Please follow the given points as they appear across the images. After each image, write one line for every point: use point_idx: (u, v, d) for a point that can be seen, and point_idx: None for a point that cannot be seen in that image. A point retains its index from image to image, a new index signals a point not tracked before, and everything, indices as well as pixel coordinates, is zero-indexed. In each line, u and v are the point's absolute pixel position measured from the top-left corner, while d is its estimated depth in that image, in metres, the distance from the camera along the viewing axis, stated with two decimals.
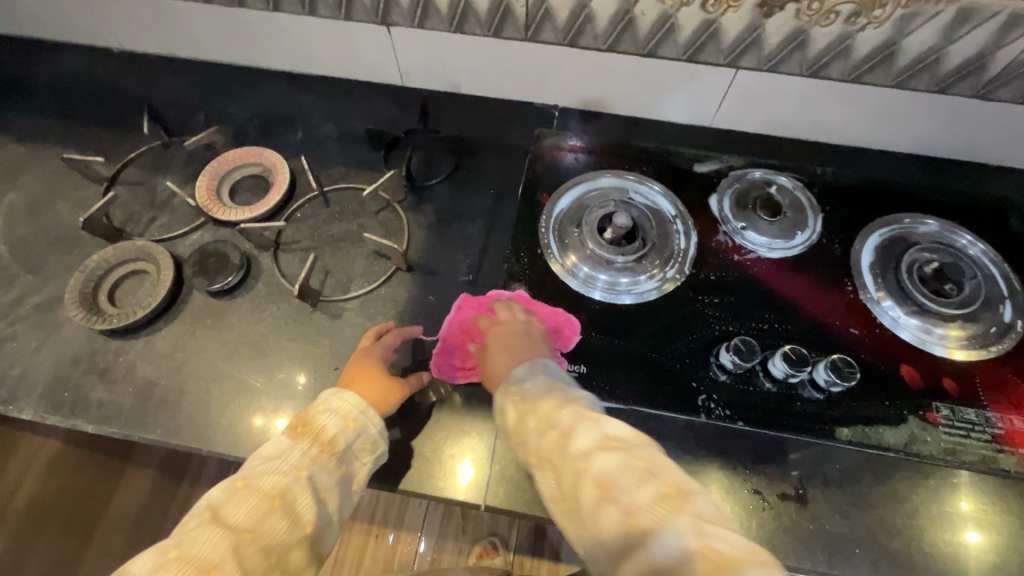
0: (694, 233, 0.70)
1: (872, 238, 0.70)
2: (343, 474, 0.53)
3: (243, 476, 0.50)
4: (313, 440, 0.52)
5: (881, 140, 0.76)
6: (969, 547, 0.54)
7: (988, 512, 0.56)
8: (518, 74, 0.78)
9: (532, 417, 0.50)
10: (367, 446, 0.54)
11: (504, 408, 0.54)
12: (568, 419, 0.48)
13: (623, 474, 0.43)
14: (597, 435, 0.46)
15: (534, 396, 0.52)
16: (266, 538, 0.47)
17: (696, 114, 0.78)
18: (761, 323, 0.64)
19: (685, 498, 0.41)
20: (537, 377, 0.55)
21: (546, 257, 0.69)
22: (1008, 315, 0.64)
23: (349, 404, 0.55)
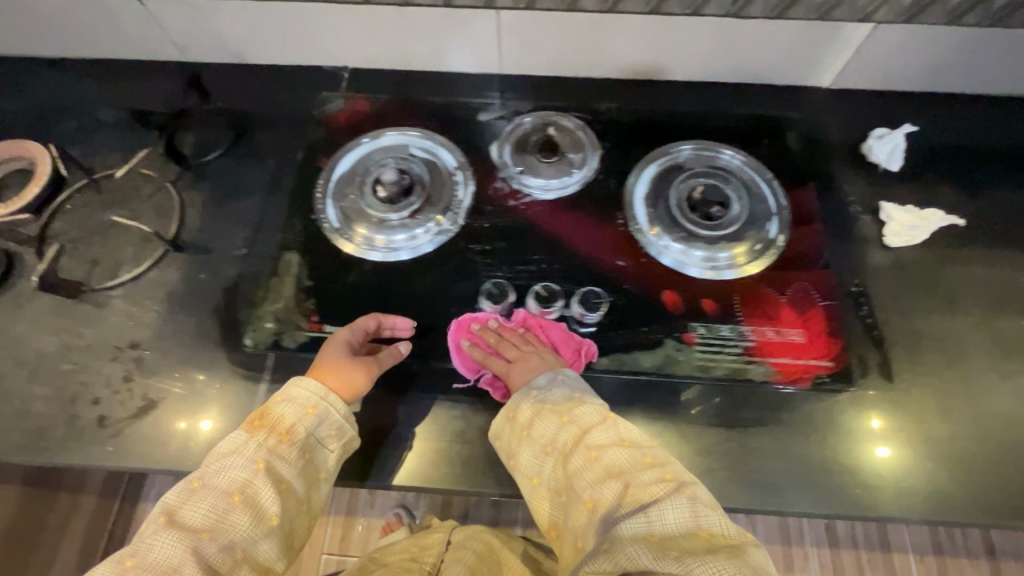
0: (472, 183, 0.70)
1: (648, 170, 0.70)
2: (305, 462, 0.53)
3: (198, 476, 0.51)
4: (271, 432, 0.53)
5: (664, 71, 0.76)
6: (880, 462, 0.56)
7: (900, 429, 0.58)
8: (292, 38, 0.75)
9: (553, 425, 0.55)
10: (332, 432, 0.55)
11: (533, 426, 0.55)
12: (595, 423, 0.53)
13: (645, 477, 0.49)
14: (620, 437, 0.52)
15: (567, 408, 0.55)
16: (227, 533, 0.49)
17: (481, 63, 0.77)
18: (530, 265, 0.64)
19: (687, 498, 0.47)
20: (558, 388, 0.57)
21: (320, 223, 0.67)
22: (772, 231, 0.66)
23: (306, 395, 0.55)
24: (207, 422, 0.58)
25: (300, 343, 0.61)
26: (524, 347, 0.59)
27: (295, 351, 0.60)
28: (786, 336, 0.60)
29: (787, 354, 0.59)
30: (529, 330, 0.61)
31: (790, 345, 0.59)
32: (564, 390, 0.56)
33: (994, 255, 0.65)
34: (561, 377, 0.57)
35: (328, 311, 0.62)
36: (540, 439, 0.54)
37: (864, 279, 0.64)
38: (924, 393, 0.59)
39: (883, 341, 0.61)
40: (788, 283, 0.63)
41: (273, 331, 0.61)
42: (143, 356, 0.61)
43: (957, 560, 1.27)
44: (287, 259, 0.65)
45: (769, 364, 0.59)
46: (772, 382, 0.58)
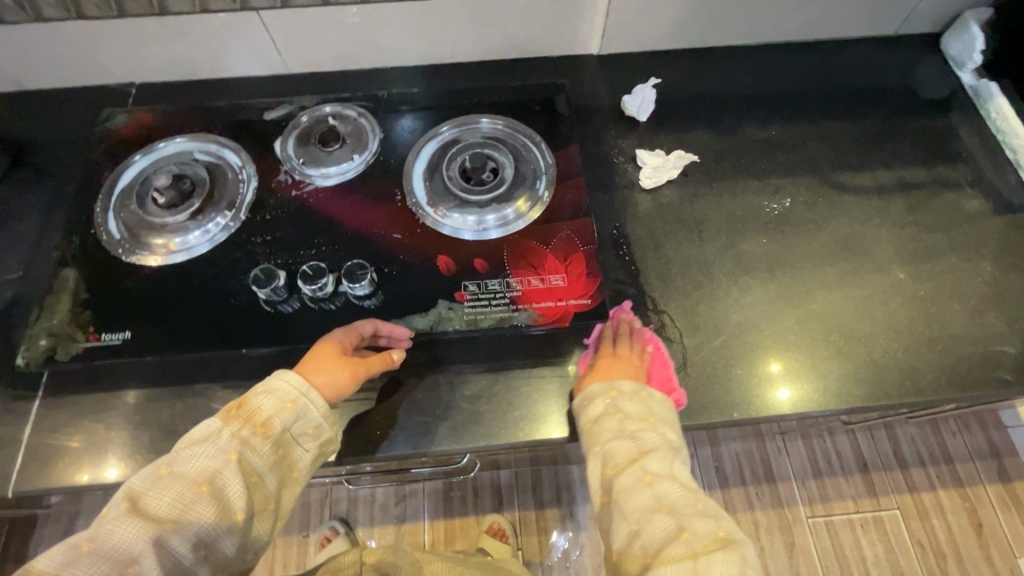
0: (255, 178, 0.71)
1: (426, 147, 0.74)
2: (277, 457, 0.51)
3: (166, 462, 0.48)
4: (245, 422, 0.50)
5: (441, 53, 0.80)
6: (783, 403, 0.60)
7: (796, 369, 0.62)
8: (65, 59, 0.75)
9: (616, 436, 0.53)
10: (308, 430, 0.53)
11: (598, 425, 0.54)
12: (659, 449, 0.51)
13: (698, 526, 0.45)
14: (680, 481, 0.49)
15: (638, 427, 0.53)
16: (191, 526, 0.45)
17: (264, 65, 0.79)
18: (309, 249, 0.66)
19: (737, 559, 0.43)
20: (632, 403, 0.55)
21: (100, 236, 0.68)
22: (540, 189, 0.71)
23: (286, 387, 0.53)
24: (112, 471, 0.57)
25: (76, 354, 0.61)
26: (635, 353, 0.59)
27: (69, 364, 0.61)
28: (549, 282, 0.65)
29: (549, 297, 0.63)
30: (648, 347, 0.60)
31: (552, 289, 0.64)
32: (642, 405, 0.54)
33: (739, 185, 0.73)
34: (643, 398, 0.55)
35: (106, 319, 0.63)
36: (599, 441, 0.53)
37: (623, 220, 0.70)
38: (676, 315, 0.64)
39: (638, 275, 0.66)
40: (553, 234, 0.68)
41: (48, 347, 0.61)
42: None
43: (835, 480, 1.37)
44: (65, 274, 0.65)
45: (533, 309, 0.63)
46: (536, 325, 0.62)
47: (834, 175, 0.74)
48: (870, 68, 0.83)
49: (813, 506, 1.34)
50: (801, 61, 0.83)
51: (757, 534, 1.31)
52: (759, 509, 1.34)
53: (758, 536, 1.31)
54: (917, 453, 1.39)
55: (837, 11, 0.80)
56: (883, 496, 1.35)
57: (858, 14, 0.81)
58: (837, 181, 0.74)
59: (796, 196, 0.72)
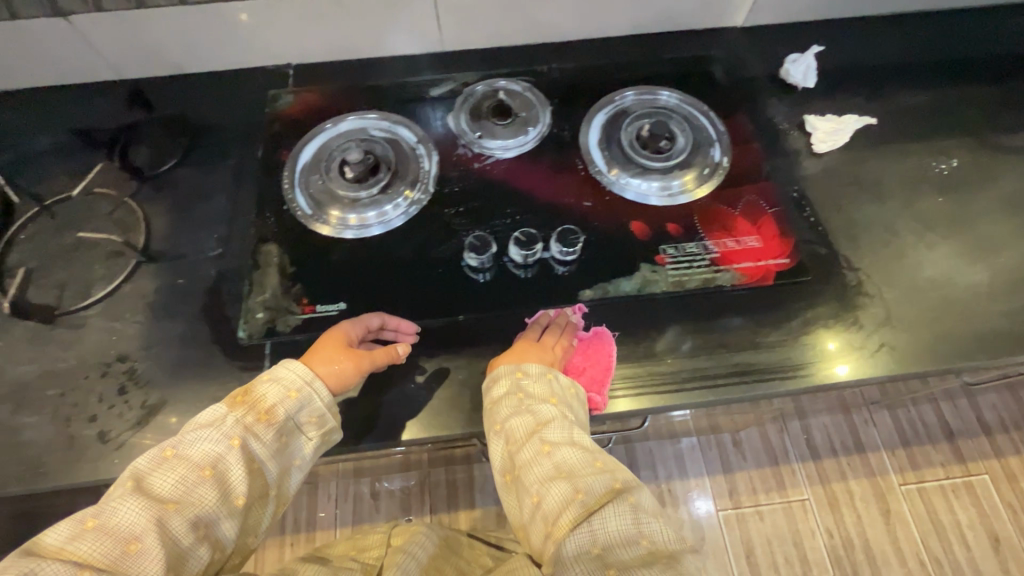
0: (436, 152, 0.72)
1: (597, 117, 0.75)
2: (280, 445, 0.53)
3: (173, 444, 0.50)
4: (250, 410, 0.52)
5: (595, 28, 0.81)
6: (839, 374, 0.60)
7: (855, 346, 0.62)
8: (232, 39, 0.75)
9: (519, 412, 0.55)
10: (313, 420, 0.54)
11: (499, 405, 0.56)
12: (552, 420, 0.55)
13: (595, 486, 0.50)
14: (579, 446, 0.53)
15: (546, 401, 0.56)
16: (194, 507, 0.48)
17: (422, 42, 0.79)
18: (505, 218, 0.67)
19: (632, 509, 0.49)
20: (537, 379, 0.57)
21: (294, 212, 0.68)
22: (716, 155, 0.72)
23: (291, 377, 0.54)
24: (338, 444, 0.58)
25: (295, 325, 0.62)
26: (561, 344, 0.60)
27: (290, 335, 0.61)
28: (745, 243, 0.66)
29: (749, 258, 0.65)
30: (581, 341, 0.62)
31: (750, 250, 0.66)
32: (547, 384, 0.57)
33: (903, 148, 0.75)
34: (546, 378, 0.57)
35: (317, 291, 0.64)
36: (498, 420, 0.55)
37: (802, 184, 0.71)
38: (869, 271, 0.66)
39: (825, 234, 0.68)
40: (738, 197, 0.69)
41: (266, 320, 0.62)
42: (134, 367, 0.60)
43: (923, 448, 1.39)
44: (268, 250, 0.66)
45: (735, 270, 0.65)
46: (741, 285, 0.64)
47: (992, 136, 0.76)
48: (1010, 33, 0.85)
49: (904, 474, 1.37)
50: (941, 27, 0.85)
51: (852, 503, 1.33)
52: (852, 479, 1.36)
53: (853, 504, 1.33)
54: (1000, 419, 1.42)
55: None
56: (971, 462, 1.38)
57: None
58: (996, 142, 0.76)
59: (960, 157, 0.74)
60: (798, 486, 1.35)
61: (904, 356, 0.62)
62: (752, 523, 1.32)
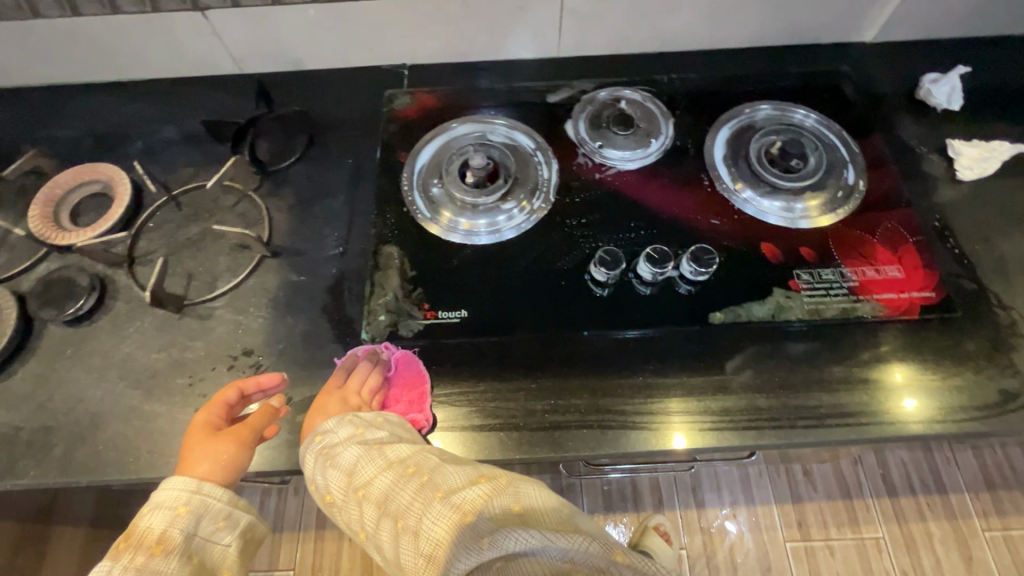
0: (555, 161, 0.71)
1: (722, 132, 0.72)
2: (193, 568, 0.45)
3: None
4: (137, 549, 0.44)
5: (718, 39, 0.78)
6: (908, 411, 0.56)
7: (922, 378, 0.58)
8: (355, 38, 0.76)
9: (329, 466, 0.49)
10: (220, 522, 0.48)
11: (313, 473, 0.50)
12: (353, 457, 0.49)
13: (405, 501, 0.43)
14: (392, 468, 0.46)
15: (363, 434, 0.51)
16: None
17: (540, 48, 0.78)
18: (629, 233, 0.65)
19: (444, 505, 0.41)
20: (333, 424, 0.52)
21: (413, 215, 0.68)
22: (851, 177, 0.68)
23: (172, 492, 0.47)
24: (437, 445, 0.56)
25: (418, 331, 0.61)
26: (365, 383, 0.56)
27: (413, 341, 0.61)
28: (886, 273, 0.62)
29: (891, 289, 0.62)
30: (389, 374, 0.59)
31: (892, 281, 0.62)
32: (345, 421, 0.51)
33: None
34: (340, 421, 0.52)
35: (438, 297, 0.63)
36: (320, 486, 0.49)
37: (945, 213, 0.67)
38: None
39: (972, 268, 0.64)
40: (878, 223, 0.65)
41: (388, 323, 0.61)
42: (259, 362, 0.61)
43: (1011, 494, 1.31)
44: (389, 252, 0.65)
45: (876, 301, 0.61)
46: (882, 317, 0.60)
47: None
48: None
49: (989, 520, 1.29)
50: None
51: (931, 546, 1.26)
52: (931, 520, 1.29)
53: (933, 547, 1.26)
54: None
55: None
56: None
57: None
58: None
59: None
60: (872, 522, 1.29)
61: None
62: (821, 558, 1.26)
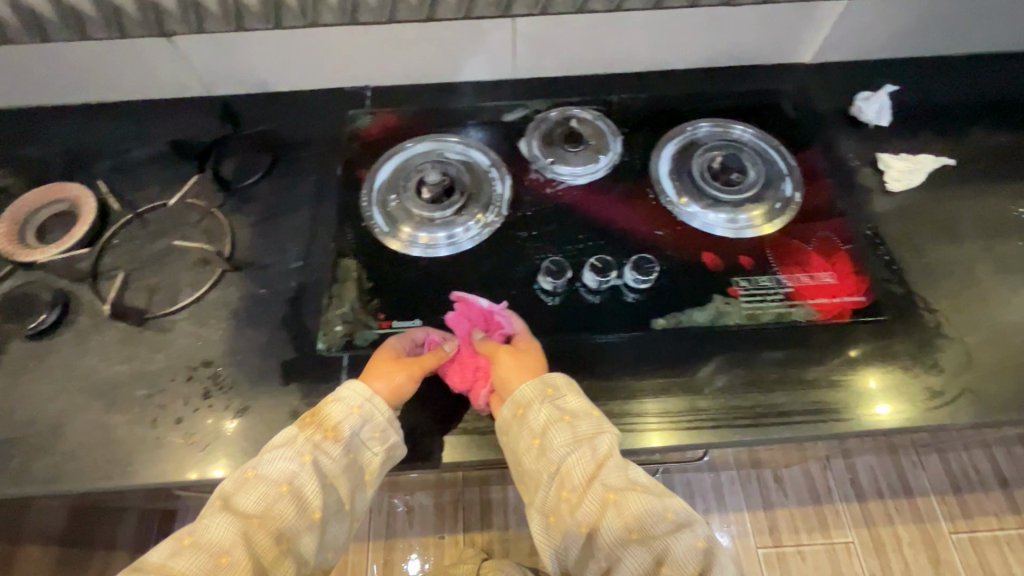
0: (508, 177, 0.74)
1: (668, 147, 0.76)
2: (348, 461, 0.53)
3: (252, 466, 0.52)
4: (318, 428, 0.54)
5: (665, 61, 0.83)
6: (879, 415, 0.58)
7: (889, 386, 0.60)
8: (319, 62, 0.79)
9: (564, 437, 0.52)
10: (375, 434, 0.55)
11: (546, 436, 0.53)
12: (610, 451, 0.51)
13: (645, 510, 0.48)
14: (628, 475, 0.50)
15: (572, 417, 0.53)
16: (274, 522, 0.49)
17: (497, 70, 0.82)
18: (577, 244, 0.68)
19: (692, 533, 0.47)
20: (575, 401, 0.55)
21: (372, 228, 0.71)
22: (788, 190, 0.72)
23: (352, 394, 0.55)
24: None
25: (372, 340, 0.63)
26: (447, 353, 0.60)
27: (367, 349, 0.63)
28: (819, 279, 0.66)
29: (824, 294, 0.65)
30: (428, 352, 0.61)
31: (825, 287, 0.65)
32: (536, 382, 0.55)
33: (983, 189, 0.73)
34: (552, 404, 0.54)
35: (394, 307, 0.65)
36: (548, 454, 0.52)
37: (876, 222, 0.71)
38: (948, 313, 0.65)
39: (902, 273, 0.67)
40: (812, 232, 0.69)
41: (344, 333, 0.64)
42: (218, 372, 0.62)
43: (976, 497, 1.34)
44: (347, 264, 0.68)
45: (810, 305, 0.64)
46: (816, 321, 0.63)
47: None
48: None
49: (955, 522, 1.31)
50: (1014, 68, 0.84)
51: (900, 549, 1.29)
52: (899, 524, 1.32)
53: (901, 551, 1.28)
54: None
55: None
56: None
57: None
58: None
59: None
60: (842, 527, 1.31)
61: (993, 403, 0.60)
62: (793, 563, 1.28)
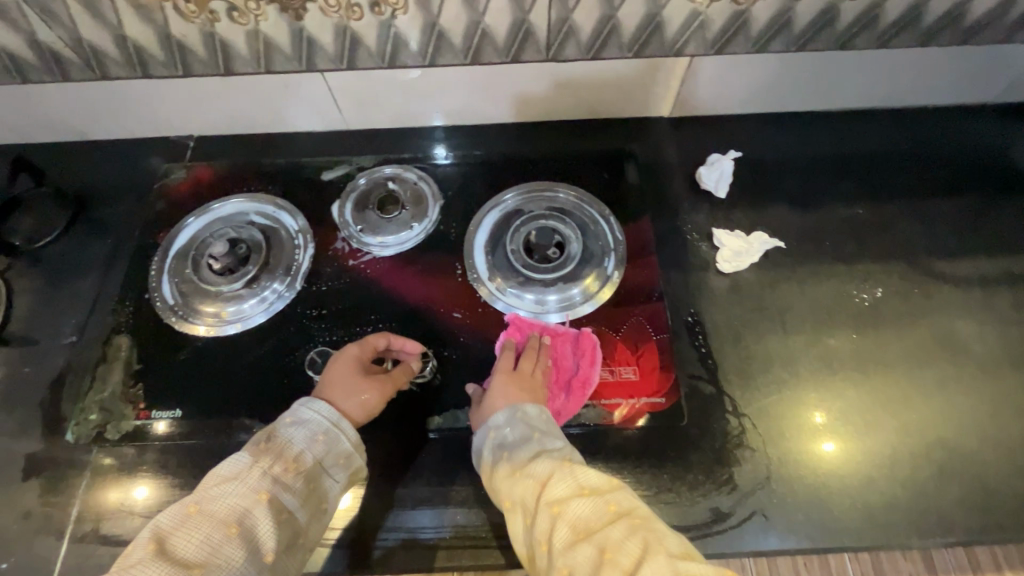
0: (313, 245, 0.69)
1: (489, 215, 0.70)
2: (309, 493, 0.48)
3: (195, 501, 0.45)
4: (276, 459, 0.48)
5: (505, 114, 0.76)
6: (828, 455, 0.57)
7: (841, 426, 0.58)
8: (127, 113, 0.74)
9: (506, 473, 0.48)
10: (340, 461, 0.50)
11: (496, 477, 0.49)
12: (549, 461, 0.47)
13: (585, 515, 0.43)
14: (570, 477, 0.46)
15: (510, 448, 0.50)
16: (220, 571, 0.42)
17: (323, 122, 0.76)
18: (366, 325, 0.64)
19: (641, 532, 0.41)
20: (508, 421, 0.52)
21: (155, 301, 0.66)
22: (609, 268, 0.66)
23: (316, 418, 0.51)
24: (141, 490, 0.57)
25: (126, 434, 0.59)
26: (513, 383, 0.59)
27: (119, 445, 0.58)
28: (619, 374, 0.60)
29: (619, 393, 0.59)
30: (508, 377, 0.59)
31: (623, 384, 0.60)
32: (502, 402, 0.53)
33: (824, 270, 0.67)
34: (493, 439, 0.51)
35: (157, 394, 0.61)
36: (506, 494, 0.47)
37: (700, 306, 0.65)
38: (757, 420, 0.59)
39: (715, 369, 0.61)
40: (624, 319, 0.63)
41: (97, 424, 0.59)
42: None
43: None
44: (118, 342, 0.63)
45: (602, 406, 0.59)
46: (605, 424, 0.58)
47: (930, 262, 0.67)
48: (975, 138, 0.75)
49: None
50: (889, 127, 0.77)
51: None
52: None
53: None
54: None
55: (942, 78, 0.73)
56: None
57: (959, 82, 0.74)
58: (934, 269, 0.67)
59: (890, 284, 0.66)
60: None
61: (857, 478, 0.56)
62: None
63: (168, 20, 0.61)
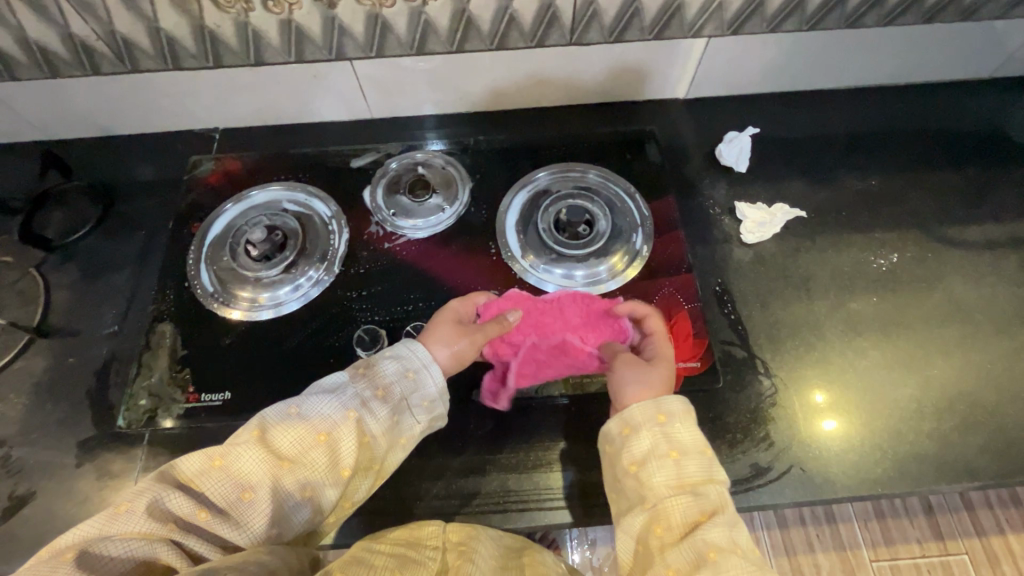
0: (347, 229, 0.70)
1: (518, 197, 0.72)
2: (391, 425, 0.51)
3: (296, 403, 0.49)
4: (369, 384, 0.51)
5: (526, 99, 0.79)
6: (828, 432, 0.59)
7: (842, 399, 0.61)
8: (154, 106, 0.74)
9: (669, 479, 0.47)
10: (423, 403, 0.53)
11: (645, 465, 0.48)
12: (722, 502, 0.46)
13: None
14: (734, 532, 0.44)
15: (683, 451, 0.48)
16: (305, 470, 0.46)
17: (348, 111, 0.78)
18: (406, 305, 0.66)
19: None
20: (688, 431, 0.50)
21: (194, 289, 0.67)
22: (637, 243, 0.69)
23: (410, 357, 0.53)
24: None
25: (176, 417, 0.60)
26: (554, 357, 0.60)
27: (169, 428, 0.59)
28: None
29: None
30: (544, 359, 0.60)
31: None
32: (649, 405, 0.51)
33: (841, 239, 0.70)
34: (663, 430, 0.49)
35: (204, 379, 0.62)
36: (649, 488, 0.47)
37: (727, 276, 0.68)
38: (788, 380, 0.61)
39: (745, 335, 0.64)
40: (655, 291, 0.66)
41: (148, 408, 0.60)
42: (8, 453, 0.59)
43: None
44: (161, 329, 0.64)
45: None
46: None
47: (941, 230, 0.71)
48: (976, 112, 0.79)
49: None
50: (894, 103, 0.80)
51: None
52: None
53: None
54: None
55: (943, 55, 0.77)
56: None
57: (958, 58, 0.77)
58: (945, 236, 0.70)
59: (905, 251, 0.69)
60: None
61: (879, 436, 0.59)
62: None
63: (203, 11, 0.62)
